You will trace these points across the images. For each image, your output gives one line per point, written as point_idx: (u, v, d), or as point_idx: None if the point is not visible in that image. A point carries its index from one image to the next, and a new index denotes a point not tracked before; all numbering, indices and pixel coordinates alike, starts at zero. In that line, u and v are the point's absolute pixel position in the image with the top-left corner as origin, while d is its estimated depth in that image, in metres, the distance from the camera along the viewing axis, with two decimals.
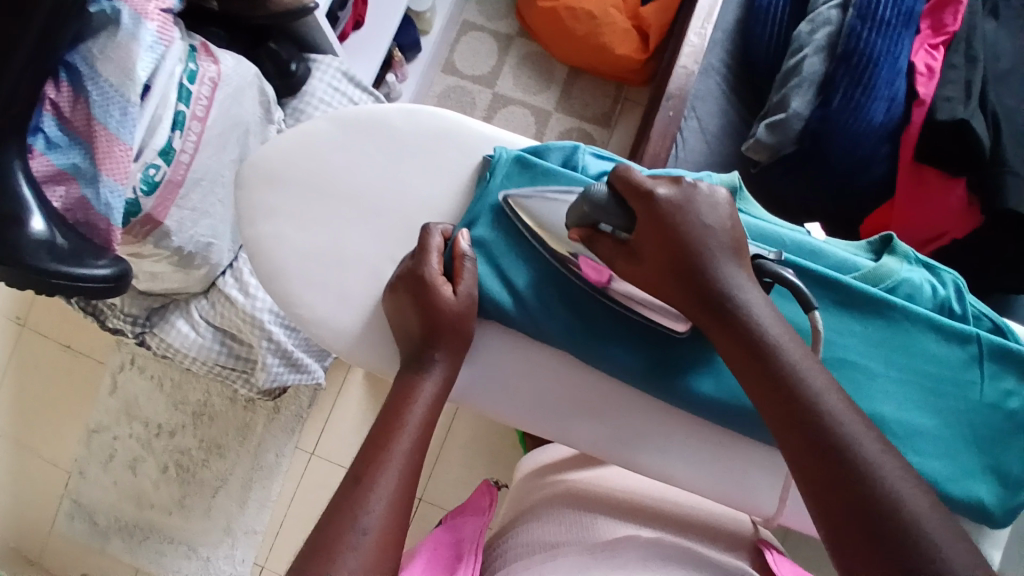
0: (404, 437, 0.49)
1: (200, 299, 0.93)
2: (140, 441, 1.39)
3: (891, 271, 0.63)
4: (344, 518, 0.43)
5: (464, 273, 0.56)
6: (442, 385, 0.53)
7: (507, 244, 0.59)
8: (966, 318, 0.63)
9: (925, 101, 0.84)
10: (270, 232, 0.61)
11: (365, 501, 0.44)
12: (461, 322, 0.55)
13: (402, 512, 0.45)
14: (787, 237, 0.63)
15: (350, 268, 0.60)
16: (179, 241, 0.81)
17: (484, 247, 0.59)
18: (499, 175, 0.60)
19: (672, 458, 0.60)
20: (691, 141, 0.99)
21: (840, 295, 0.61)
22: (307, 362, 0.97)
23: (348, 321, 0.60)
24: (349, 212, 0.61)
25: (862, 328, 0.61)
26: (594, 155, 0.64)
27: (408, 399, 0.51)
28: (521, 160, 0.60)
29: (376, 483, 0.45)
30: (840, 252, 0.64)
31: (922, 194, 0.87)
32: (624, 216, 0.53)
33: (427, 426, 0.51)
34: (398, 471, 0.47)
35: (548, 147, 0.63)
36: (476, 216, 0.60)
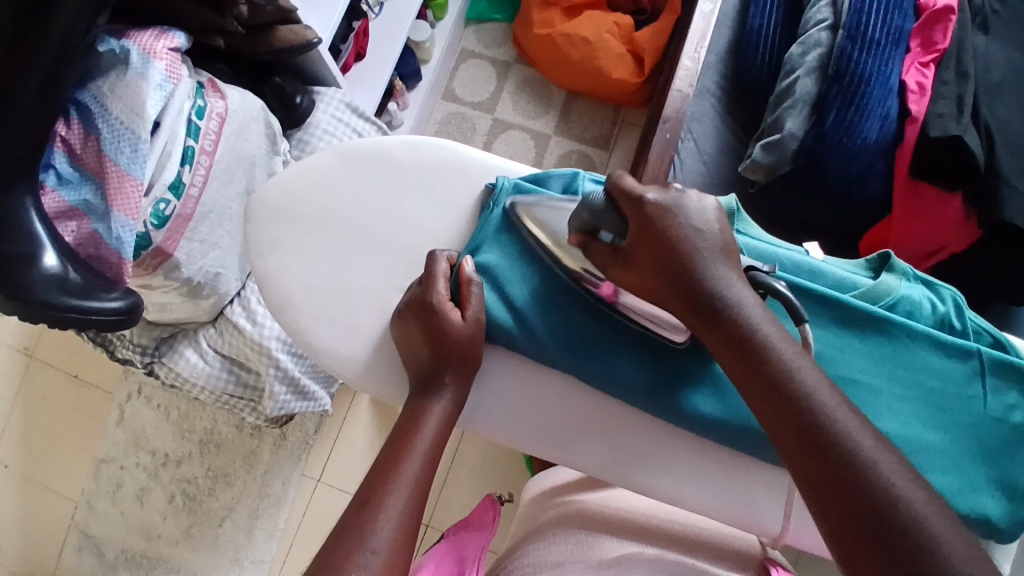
0: (412, 460, 0.50)
1: (208, 328, 0.94)
2: (148, 471, 1.39)
3: (890, 288, 0.63)
4: (353, 539, 0.44)
5: (471, 298, 0.58)
6: (450, 409, 0.54)
7: (510, 268, 0.61)
8: (967, 333, 0.63)
9: (918, 118, 0.86)
10: (279, 264, 0.62)
11: (375, 524, 0.45)
12: (469, 346, 0.56)
13: (411, 534, 0.46)
14: (786, 257, 0.64)
15: (359, 297, 0.61)
16: (189, 272, 0.82)
17: (488, 274, 0.60)
18: (500, 204, 0.61)
19: (679, 478, 0.60)
20: (689, 161, 1.01)
21: (841, 313, 0.61)
22: (314, 389, 0.98)
23: (356, 348, 0.61)
24: (356, 242, 0.62)
25: (864, 345, 0.61)
26: (594, 180, 0.66)
27: (416, 422, 0.52)
28: (522, 189, 0.62)
29: (384, 505, 0.46)
30: (839, 270, 0.65)
31: (918, 209, 0.88)
32: (620, 222, 0.54)
33: (436, 448, 0.51)
34: (407, 493, 0.47)
35: (548, 174, 0.64)
36: (480, 244, 0.61)
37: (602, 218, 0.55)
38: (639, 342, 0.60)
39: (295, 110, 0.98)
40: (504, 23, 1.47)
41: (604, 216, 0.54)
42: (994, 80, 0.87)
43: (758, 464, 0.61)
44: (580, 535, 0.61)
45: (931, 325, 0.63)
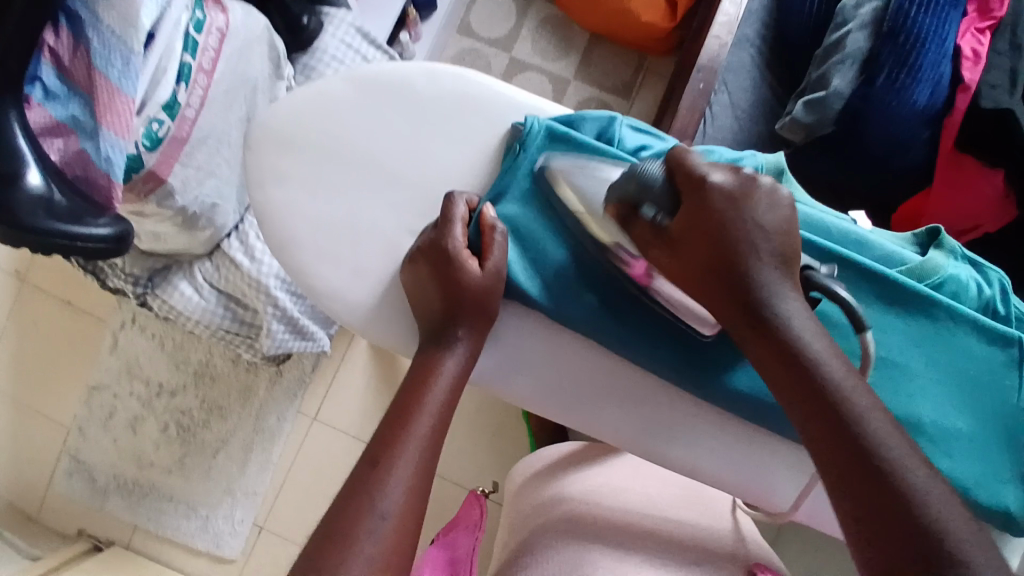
0: (426, 414, 0.47)
1: (204, 261, 0.90)
2: (141, 400, 1.37)
3: (938, 266, 0.59)
4: (362, 500, 0.42)
5: (493, 248, 0.53)
6: (466, 362, 0.51)
7: (536, 224, 0.56)
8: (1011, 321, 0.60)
9: (970, 86, 0.80)
10: (281, 197, 0.57)
11: (385, 487, 0.42)
12: (486, 298, 0.52)
13: (422, 495, 0.44)
14: (832, 225, 0.59)
15: (366, 240, 0.57)
16: (183, 201, 0.77)
17: (511, 223, 0.56)
18: (531, 148, 0.56)
19: (695, 451, 0.58)
20: (721, 116, 0.95)
21: (884, 289, 0.57)
22: (313, 329, 0.95)
23: (362, 294, 0.57)
24: (370, 178, 0.57)
25: (904, 325, 0.58)
26: (632, 127, 0.60)
27: (430, 378, 0.49)
28: (555, 133, 0.56)
29: (394, 465, 0.43)
30: (886, 244, 0.61)
31: (959, 181, 0.83)
32: (670, 202, 0.48)
33: (450, 405, 0.48)
34: (419, 450, 0.45)
35: (583, 117, 0.59)
36: (504, 190, 0.56)
37: (654, 193, 0.49)
38: (668, 325, 0.56)
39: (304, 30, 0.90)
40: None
41: (652, 189, 0.49)
42: None
43: (778, 441, 0.58)
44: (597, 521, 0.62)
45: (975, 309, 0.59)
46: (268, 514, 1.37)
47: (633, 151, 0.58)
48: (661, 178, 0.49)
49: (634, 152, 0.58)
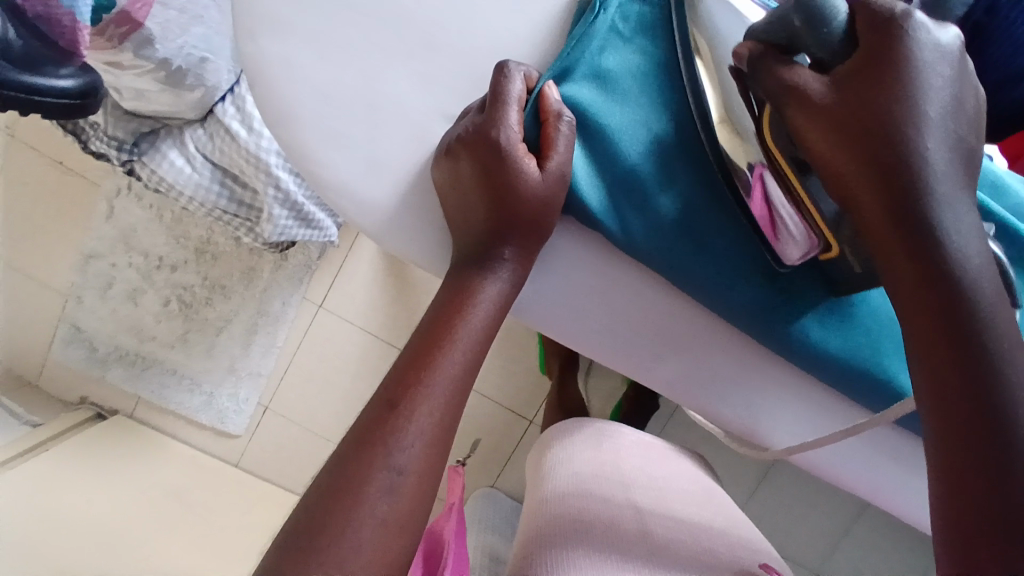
0: (455, 351, 0.42)
1: (196, 128, 0.77)
2: (140, 272, 1.31)
3: None
4: (373, 452, 0.38)
5: (558, 142, 0.42)
6: (508, 291, 0.44)
7: (607, 113, 0.44)
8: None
9: None
10: (281, 57, 0.43)
11: (402, 437, 0.39)
12: (544, 211, 0.42)
13: (442, 444, 0.41)
14: None
15: (392, 122, 0.45)
16: (165, 52, 0.62)
17: (578, 110, 0.44)
18: (612, 10, 0.45)
19: (750, 402, 0.51)
20: None
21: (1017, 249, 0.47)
22: (319, 218, 0.86)
23: (382, 192, 0.46)
24: (394, 35, 0.44)
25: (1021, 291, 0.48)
26: None
27: (462, 309, 0.43)
28: None
29: (414, 412, 0.39)
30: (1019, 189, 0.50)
31: None
32: (837, 57, 0.35)
33: (483, 342, 0.43)
34: (443, 395, 0.41)
35: None
36: (572, 66, 0.44)
37: (824, 44, 0.35)
38: (748, 268, 0.46)
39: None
40: None
41: (823, 35, 0.34)
42: None
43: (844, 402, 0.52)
44: (598, 465, 0.65)
45: None
46: (271, 396, 1.36)
47: None
48: (843, 22, 0.34)
49: None
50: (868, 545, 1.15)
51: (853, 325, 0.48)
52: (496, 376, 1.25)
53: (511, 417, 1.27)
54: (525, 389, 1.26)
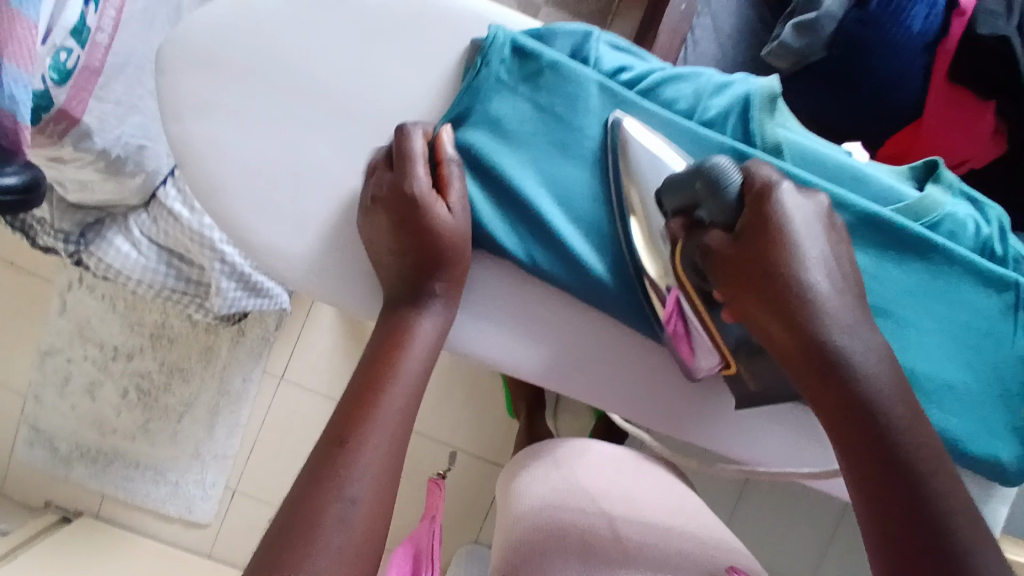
0: (396, 390, 0.44)
1: (140, 213, 0.81)
2: (96, 364, 1.29)
3: (936, 204, 0.52)
4: (326, 485, 0.40)
5: (454, 184, 0.48)
6: (443, 323, 0.48)
7: (504, 158, 0.49)
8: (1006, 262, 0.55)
9: (966, 11, 0.74)
10: (204, 135, 0.48)
11: (352, 471, 0.41)
12: (457, 250, 0.48)
13: (392, 472, 0.43)
14: (830, 158, 0.50)
15: (310, 184, 0.49)
16: (104, 142, 0.66)
17: (472, 154, 0.49)
18: (494, 64, 0.47)
19: (691, 407, 0.55)
20: (704, 43, 0.89)
21: (885, 236, 0.50)
22: (268, 286, 0.88)
23: (305, 247, 0.50)
24: (291, 92, 0.48)
25: (901, 271, 0.51)
26: (611, 43, 0.51)
27: (402, 341, 0.46)
28: (517, 48, 0.48)
29: (363, 445, 0.42)
30: (885, 178, 0.52)
31: (952, 117, 0.77)
32: (731, 216, 0.44)
33: (423, 376, 0.46)
34: (390, 429, 0.43)
35: (554, 30, 0.49)
36: (466, 113, 0.49)
37: (719, 202, 0.43)
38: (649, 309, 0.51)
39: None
40: None
41: (717, 197, 0.43)
42: None
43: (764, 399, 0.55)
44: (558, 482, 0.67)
45: (971, 250, 0.54)
46: (240, 477, 1.34)
47: (610, 75, 0.49)
48: (734, 186, 0.43)
49: (611, 76, 0.49)
50: (848, 550, 1.16)
51: None
52: (465, 427, 1.26)
53: (486, 468, 1.27)
54: (495, 436, 1.27)
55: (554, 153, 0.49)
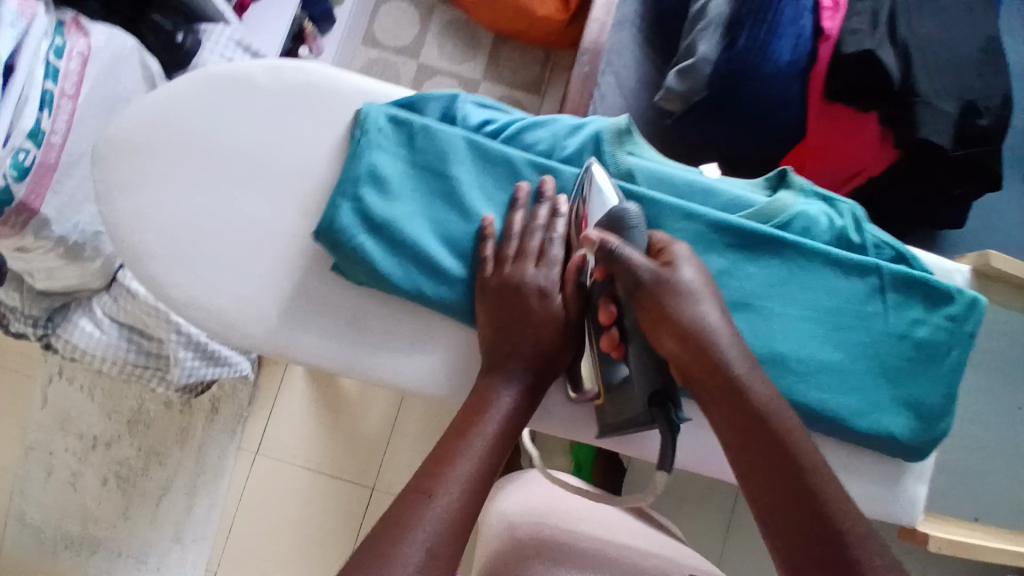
0: (478, 441, 0.46)
1: (102, 295, 0.88)
2: (76, 455, 1.29)
3: (785, 205, 0.59)
4: (399, 529, 0.39)
5: (531, 243, 0.52)
6: (521, 397, 0.50)
7: (399, 213, 0.51)
8: (866, 248, 0.59)
9: (831, 35, 0.83)
10: (133, 213, 0.54)
11: (424, 518, 0.40)
12: (548, 323, 0.51)
13: (466, 526, 0.42)
14: (680, 176, 0.58)
15: (230, 244, 0.54)
16: (62, 230, 0.74)
17: (368, 214, 0.50)
18: (370, 133, 0.51)
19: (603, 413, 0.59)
20: (610, 96, 1.00)
21: (735, 236, 0.57)
22: (227, 356, 0.94)
23: (231, 301, 0.53)
24: (210, 160, 0.54)
25: (756, 267, 0.57)
26: (476, 103, 0.57)
27: (485, 406, 0.48)
28: (394, 117, 0.52)
29: (435, 492, 0.42)
30: (732, 189, 0.59)
31: (838, 131, 0.88)
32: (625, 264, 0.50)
33: (505, 439, 0.48)
34: (465, 483, 0.44)
35: (424, 97, 0.54)
36: (356, 179, 0.50)
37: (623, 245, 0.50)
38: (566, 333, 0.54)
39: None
40: None
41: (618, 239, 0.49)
42: None
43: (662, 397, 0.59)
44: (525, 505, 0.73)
45: (828, 241, 0.59)
46: (221, 556, 1.35)
47: (476, 128, 0.55)
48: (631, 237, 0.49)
49: (478, 129, 0.55)
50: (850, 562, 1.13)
51: None
52: None
53: None
54: None
55: (435, 199, 0.52)
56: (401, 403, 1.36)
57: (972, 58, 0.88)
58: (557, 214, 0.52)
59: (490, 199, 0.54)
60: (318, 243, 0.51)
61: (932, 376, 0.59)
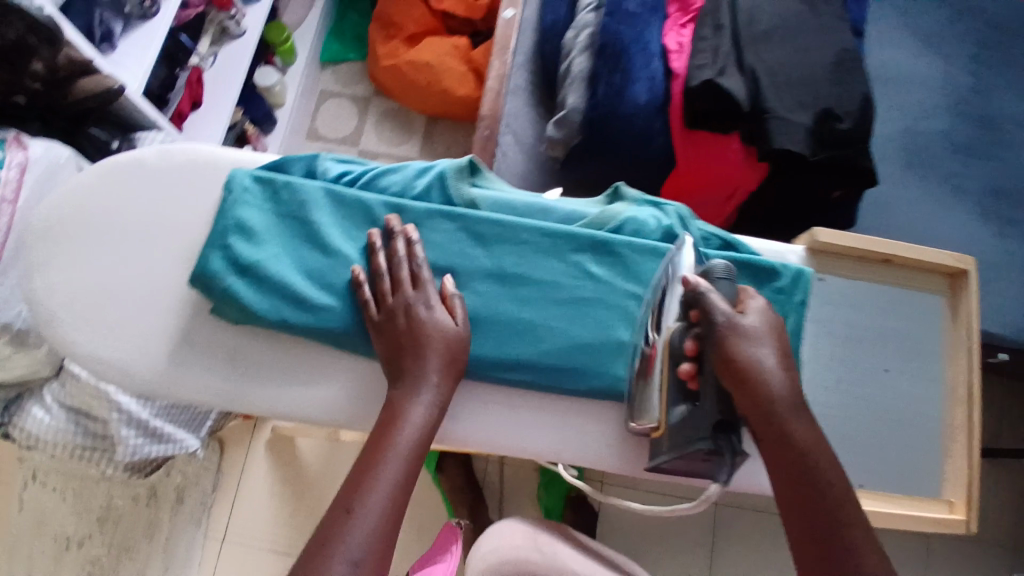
0: (393, 457, 0.51)
1: (52, 382, 0.95)
2: (49, 561, 1.28)
3: (616, 214, 0.67)
4: (331, 545, 0.45)
5: (420, 272, 0.59)
6: (430, 409, 0.55)
7: (262, 254, 0.59)
8: (693, 241, 0.67)
9: (680, 73, 0.95)
10: (43, 285, 0.62)
11: (352, 531, 0.46)
12: (446, 342, 0.57)
13: (394, 530, 0.48)
14: (520, 200, 0.66)
15: (126, 303, 0.61)
16: (5, 316, 0.85)
17: (234, 259, 0.59)
18: (235, 193, 0.60)
19: (492, 420, 0.64)
20: (511, 154, 1.12)
21: (572, 245, 0.65)
22: (171, 433, 1.00)
23: (129, 351, 0.61)
24: (108, 238, 0.63)
25: (595, 269, 0.65)
26: (336, 160, 0.66)
27: (395, 421, 0.54)
28: (257, 179, 0.61)
29: (359, 507, 0.48)
30: (570, 206, 0.68)
31: (705, 153, 0.98)
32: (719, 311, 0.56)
33: (417, 446, 0.53)
34: (388, 495, 0.49)
35: (287, 160, 0.64)
36: (223, 231, 0.59)
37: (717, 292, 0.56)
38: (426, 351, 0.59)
39: (107, 92, 0.91)
40: (357, 62, 1.64)
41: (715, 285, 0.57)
42: (765, 24, 0.99)
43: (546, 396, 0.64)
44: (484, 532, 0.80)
45: (659, 240, 0.66)
46: None
47: (335, 180, 0.64)
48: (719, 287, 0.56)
49: (337, 180, 0.64)
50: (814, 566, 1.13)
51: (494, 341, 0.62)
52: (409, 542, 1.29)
53: None
54: None
55: (299, 243, 0.61)
56: None
57: (823, 72, 0.98)
58: (412, 242, 0.60)
59: (346, 236, 0.62)
60: (196, 289, 0.59)
61: None
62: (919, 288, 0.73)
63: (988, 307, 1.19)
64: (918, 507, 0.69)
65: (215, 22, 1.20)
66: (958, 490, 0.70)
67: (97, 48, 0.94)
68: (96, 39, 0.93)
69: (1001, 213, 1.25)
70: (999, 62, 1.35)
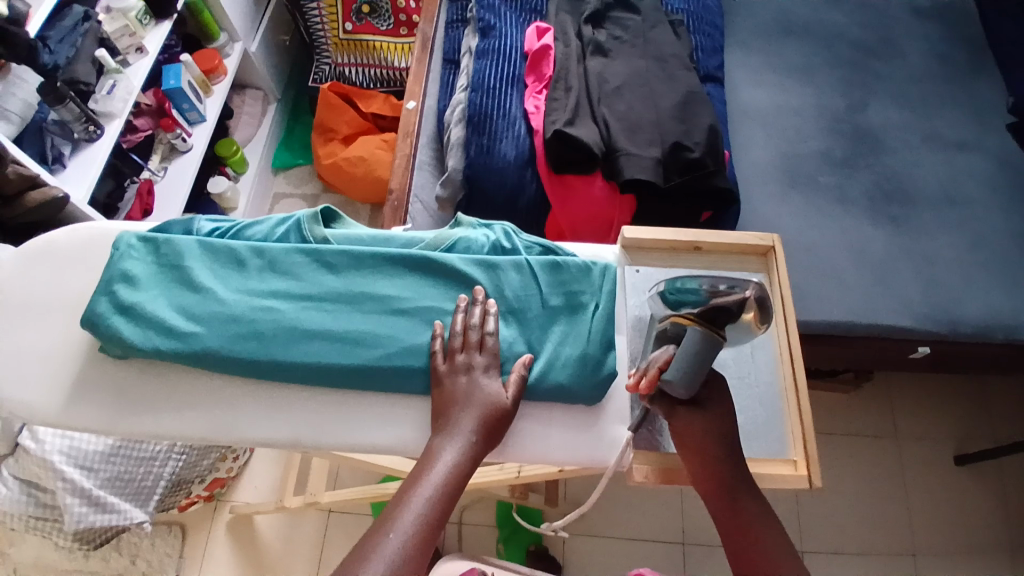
0: (422, 494, 0.60)
1: (8, 459, 1.03)
2: None
3: (449, 235, 0.79)
4: (354, 564, 0.55)
5: (470, 333, 0.70)
6: (461, 450, 0.64)
7: (141, 298, 0.71)
8: (517, 249, 0.78)
9: (538, 129, 1.11)
10: None
11: (372, 557, 0.55)
12: (493, 400, 0.66)
13: (418, 554, 0.57)
14: (364, 233, 0.79)
15: (34, 355, 0.73)
16: None
17: (118, 302, 0.70)
18: (121, 251, 0.73)
19: (358, 423, 0.69)
20: (421, 219, 1.23)
21: (408, 262, 0.75)
22: (113, 501, 1.08)
23: (34, 394, 0.71)
24: (16, 308, 0.75)
25: (432, 279, 0.74)
26: (211, 220, 0.80)
27: (431, 461, 0.63)
28: (140, 237, 0.74)
29: (390, 530, 0.57)
30: (411, 234, 0.80)
31: (571, 191, 1.10)
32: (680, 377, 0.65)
33: (450, 486, 0.61)
34: (417, 525, 0.58)
35: (169, 223, 0.78)
36: (110, 281, 0.72)
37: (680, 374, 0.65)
38: (295, 366, 0.69)
39: (51, 201, 1.06)
40: (307, 166, 1.84)
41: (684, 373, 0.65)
42: (614, 80, 1.15)
43: (402, 400, 0.70)
44: None
45: (486, 252, 0.78)
46: None
47: (208, 234, 0.78)
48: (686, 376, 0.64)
49: (210, 234, 0.78)
50: None
51: (346, 346, 0.70)
52: None
53: None
54: None
55: (174, 285, 0.73)
56: (326, 539, 1.42)
57: (668, 109, 1.12)
58: (488, 312, 0.71)
59: (215, 276, 0.73)
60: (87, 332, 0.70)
61: (586, 329, 0.72)
62: (731, 268, 0.80)
63: (890, 301, 1.21)
64: (764, 467, 0.70)
65: (162, 141, 1.43)
66: (799, 448, 0.71)
67: (50, 168, 1.12)
68: (49, 161, 1.11)
69: (888, 215, 1.29)
70: (865, 85, 1.45)
